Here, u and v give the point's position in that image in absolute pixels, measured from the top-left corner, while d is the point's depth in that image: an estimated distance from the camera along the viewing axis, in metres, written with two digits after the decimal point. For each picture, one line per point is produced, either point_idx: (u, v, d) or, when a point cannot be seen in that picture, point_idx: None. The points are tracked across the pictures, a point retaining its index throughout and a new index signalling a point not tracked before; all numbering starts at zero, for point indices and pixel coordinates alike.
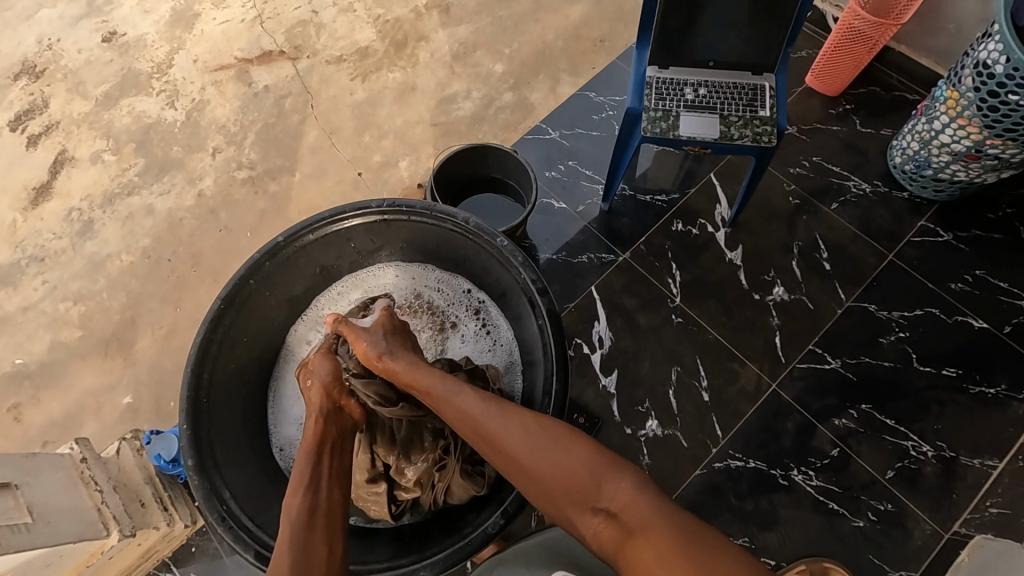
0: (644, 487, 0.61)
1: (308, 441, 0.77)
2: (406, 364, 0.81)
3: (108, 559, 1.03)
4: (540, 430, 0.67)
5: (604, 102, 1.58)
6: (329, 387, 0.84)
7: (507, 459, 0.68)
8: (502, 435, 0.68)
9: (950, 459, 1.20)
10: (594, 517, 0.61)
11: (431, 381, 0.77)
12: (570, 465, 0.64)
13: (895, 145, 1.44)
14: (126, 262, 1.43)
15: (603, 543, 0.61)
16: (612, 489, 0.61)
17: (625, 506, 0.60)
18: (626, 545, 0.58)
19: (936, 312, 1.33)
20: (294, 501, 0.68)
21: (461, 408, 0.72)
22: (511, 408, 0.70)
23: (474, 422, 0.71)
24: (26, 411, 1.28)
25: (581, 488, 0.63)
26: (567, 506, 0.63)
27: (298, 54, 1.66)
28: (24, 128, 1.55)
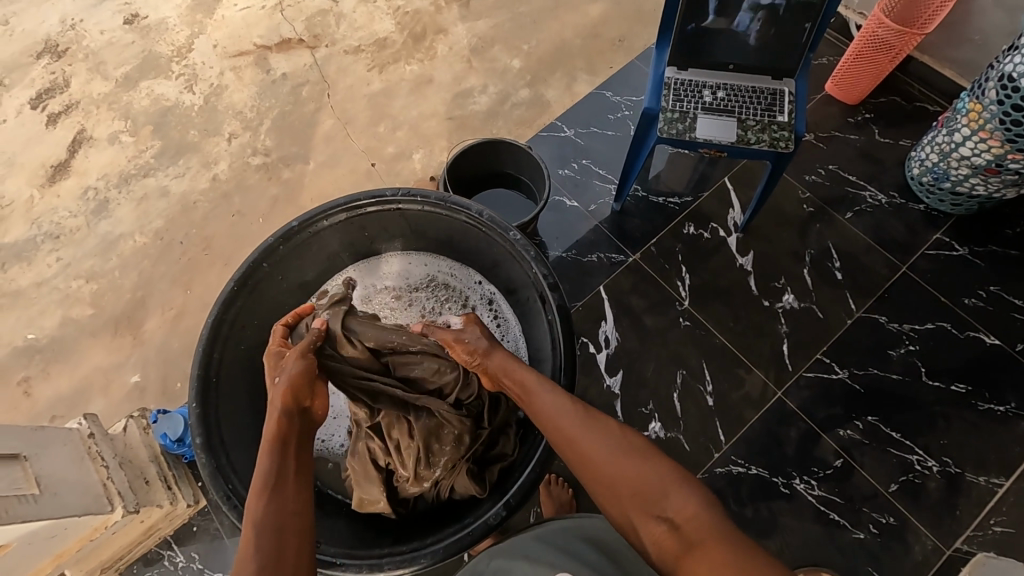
0: (711, 507, 0.59)
1: (270, 436, 0.68)
2: (501, 362, 0.80)
3: (111, 534, 1.04)
4: (612, 431, 0.67)
5: (620, 102, 1.58)
6: (298, 390, 0.74)
7: (580, 456, 0.67)
8: (577, 431, 0.68)
9: (955, 475, 1.19)
10: (657, 525, 0.60)
11: (524, 374, 0.77)
12: (639, 470, 0.63)
13: (913, 156, 1.42)
14: (139, 242, 1.44)
15: (661, 553, 0.59)
16: (677, 499, 0.60)
17: (690, 519, 0.58)
18: (685, 562, 0.56)
19: (947, 326, 1.31)
20: (257, 506, 0.60)
21: (542, 403, 0.73)
22: (589, 409, 0.70)
23: (552, 416, 0.71)
24: (36, 386, 1.29)
25: (644, 495, 0.61)
26: (629, 509, 0.62)
27: (317, 43, 1.67)
28: (45, 106, 1.57)
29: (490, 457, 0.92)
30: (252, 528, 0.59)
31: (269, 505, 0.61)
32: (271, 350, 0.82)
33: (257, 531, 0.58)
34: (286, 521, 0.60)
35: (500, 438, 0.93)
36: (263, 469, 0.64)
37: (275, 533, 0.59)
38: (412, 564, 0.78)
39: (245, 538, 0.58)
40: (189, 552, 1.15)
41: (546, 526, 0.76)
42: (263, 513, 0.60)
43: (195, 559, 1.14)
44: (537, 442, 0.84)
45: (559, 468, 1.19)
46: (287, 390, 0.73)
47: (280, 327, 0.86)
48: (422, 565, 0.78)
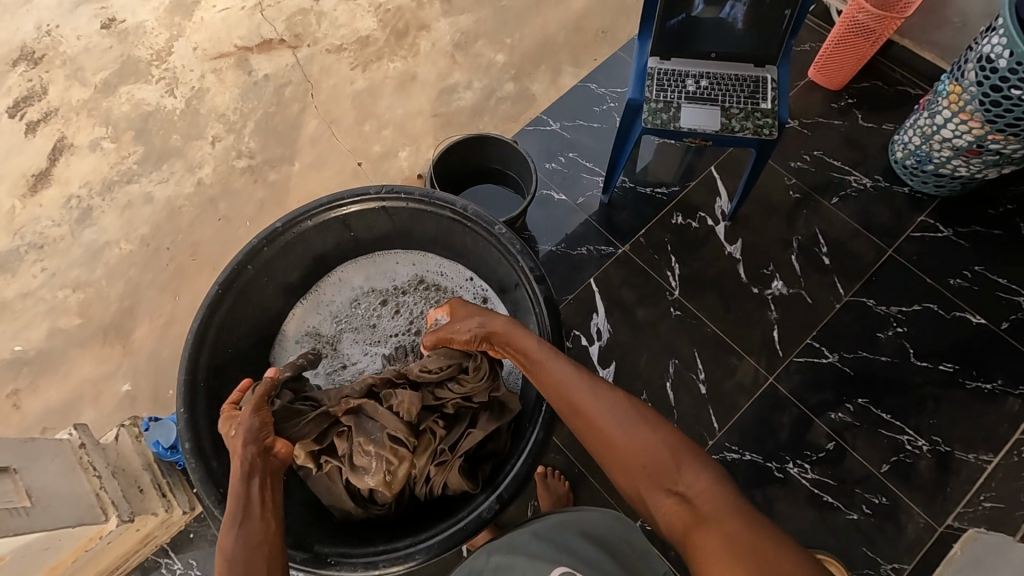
0: (723, 483, 0.59)
1: (245, 465, 0.71)
2: (504, 330, 0.82)
3: (107, 544, 1.04)
4: (627, 405, 0.68)
5: (605, 94, 1.58)
6: (257, 435, 0.75)
7: (591, 427, 0.68)
8: (593, 405, 0.69)
9: (944, 454, 1.21)
10: (666, 497, 0.60)
11: (531, 344, 0.78)
12: (652, 443, 0.63)
13: (896, 140, 1.43)
14: (125, 250, 1.43)
15: (669, 526, 0.59)
16: (686, 473, 0.60)
17: (700, 493, 0.58)
18: (692, 532, 0.56)
19: (934, 308, 1.33)
20: (231, 532, 0.63)
21: (555, 373, 0.74)
22: (605, 384, 0.71)
23: (564, 391, 0.72)
24: (25, 398, 1.28)
25: (654, 468, 0.62)
26: (639, 481, 0.63)
27: (299, 42, 1.65)
28: (23, 114, 1.55)
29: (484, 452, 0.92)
30: (226, 560, 0.61)
31: (239, 537, 0.63)
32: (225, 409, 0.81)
33: (230, 557, 0.61)
34: (255, 551, 0.62)
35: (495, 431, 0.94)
36: (237, 496, 0.68)
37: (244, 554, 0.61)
38: (408, 560, 0.78)
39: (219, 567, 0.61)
40: (186, 559, 1.14)
41: (545, 521, 0.75)
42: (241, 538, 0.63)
43: (193, 566, 1.14)
44: (530, 435, 0.85)
45: (554, 461, 1.19)
46: (258, 426, 0.76)
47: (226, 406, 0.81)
48: (418, 560, 0.78)
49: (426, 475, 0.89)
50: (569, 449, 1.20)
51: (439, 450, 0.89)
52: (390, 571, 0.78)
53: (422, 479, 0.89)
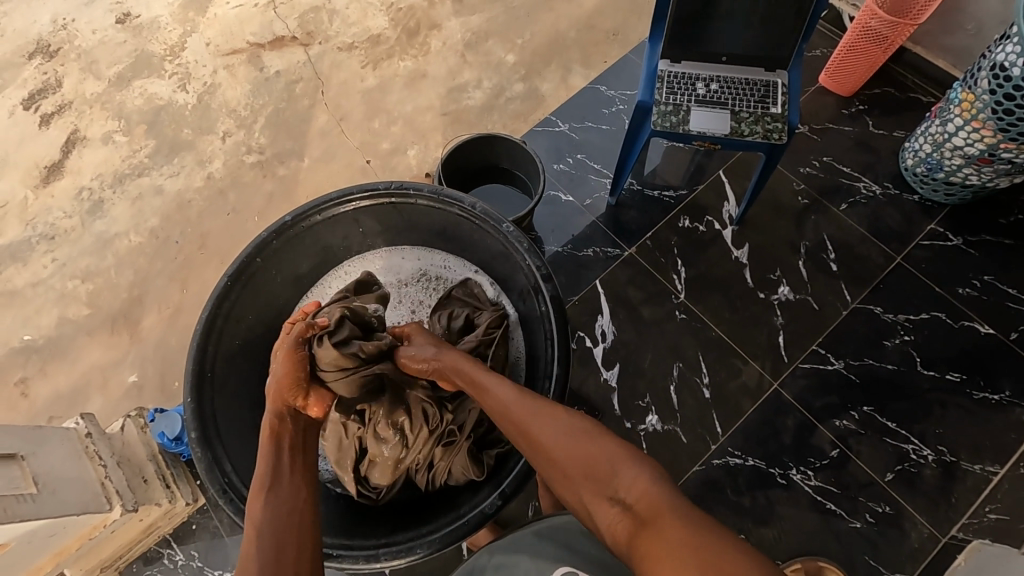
0: (665, 483, 0.57)
1: (269, 438, 0.73)
2: (453, 361, 0.82)
3: (110, 532, 1.04)
4: (572, 419, 0.67)
5: (615, 96, 1.58)
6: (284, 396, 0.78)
7: (535, 448, 0.67)
8: (537, 424, 0.68)
9: (950, 463, 1.20)
10: (610, 508, 0.58)
11: (476, 371, 0.78)
12: (598, 452, 0.62)
13: (907, 147, 1.43)
14: (134, 242, 1.44)
15: (617, 538, 0.56)
16: (627, 477, 0.58)
17: (641, 498, 0.56)
18: (634, 538, 0.53)
19: (942, 316, 1.32)
20: (258, 500, 0.64)
21: (501, 397, 0.73)
22: (551, 403, 0.70)
23: (510, 413, 0.71)
24: (33, 386, 1.29)
25: (598, 477, 0.60)
26: (585, 494, 0.60)
27: (310, 39, 1.66)
28: (37, 106, 1.56)
29: (488, 442, 0.93)
30: (256, 525, 0.61)
31: (268, 503, 0.63)
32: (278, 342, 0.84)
33: (261, 523, 0.61)
34: (287, 518, 0.61)
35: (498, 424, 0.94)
36: (264, 466, 0.68)
37: (275, 520, 0.61)
38: (409, 554, 0.79)
39: (249, 535, 0.60)
40: (188, 550, 1.15)
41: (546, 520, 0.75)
42: (272, 505, 0.63)
43: (195, 557, 1.15)
44: None
45: None
46: (288, 386, 0.79)
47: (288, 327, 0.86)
48: (419, 555, 0.79)
49: (430, 461, 0.90)
50: None
51: (448, 432, 0.90)
52: (391, 564, 0.79)
53: (425, 466, 0.90)
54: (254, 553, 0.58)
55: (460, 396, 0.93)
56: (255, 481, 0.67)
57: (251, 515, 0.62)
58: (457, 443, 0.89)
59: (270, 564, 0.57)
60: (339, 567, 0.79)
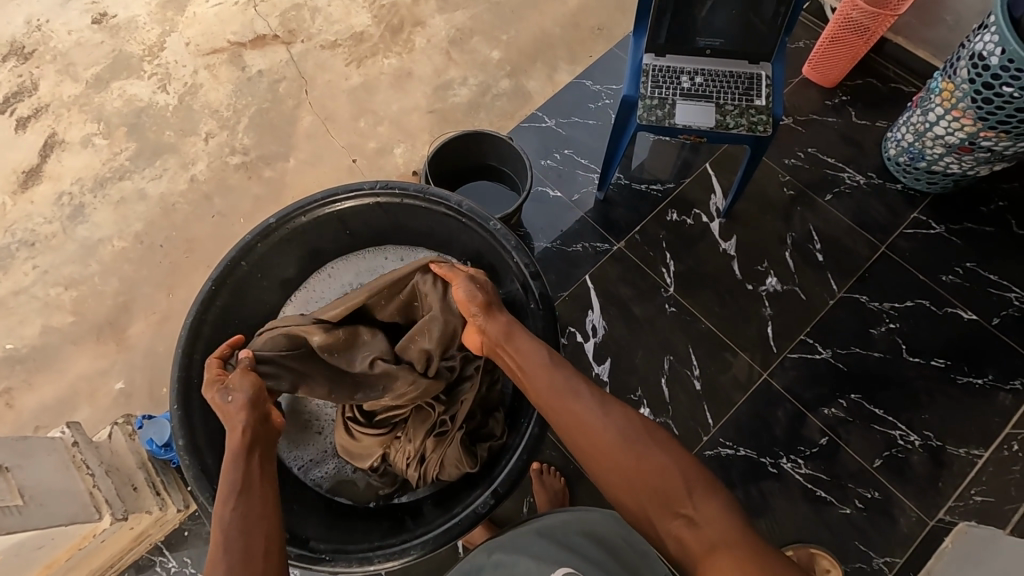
0: (732, 509, 0.59)
1: (240, 445, 0.70)
2: (502, 332, 0.80)
3: (101, 542, 1.03)
4: (631, 419, 0.67)
5: (600, 90, 1.58)
6: (257, 403, 0.76)
7: (594, 441, 0.67)
8: (599, 418, 0.68)
9: (936, 448, 1.22)
10: (673, 520, 0.60)
11: (531, 352, 0.77)
12: (662, 465, 0.63)
13: (889, 137, 1.44)
14: (118, 247, 1.42)
15: (678, 553, 0.59)
16: (697, 497, 0.60)
17: (711, 519, 0.58)
18: (703, 559, 0.56)
19: (927, 303, 1.34)
20: (227, 510, 0.62)
21: (558, 385, 0.73)
22: (611, 399, 0.70)
23: (569, 401, 0.71)
24: (18, 397, 1.27)
25: (666, 487, 0.61)
26: (648, 504, 0.62)
27: (293, 38, 1.64)
28: (13, 110, 1.53)
29: (479, 435, 0.91)
30: (224, 529, 0.60)
31: (237, 509, 0.62)
32: (208, 383, 0.80)
33: (229, 531, 0.60)
34: (253, 523, 0.61)
35: (488, 419, 0.93)
36: (235, 477, 0.66)
37: (240, 537, 0.59)
38: (404, 556, 0.78)
39: (217, 543, 0.59)
40: (181, 557, 1.14)
41: (544, 521, 0.75)
42: (232, 517, 0.61)
43: (188, 564, 1.14)
44: (524, 431, 0.85)
45: (551, 458, 1.20)
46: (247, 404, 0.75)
47: (213, 360, 0.84)
48: (413, 556, 0.79)
49: (422, 454, 0.89)
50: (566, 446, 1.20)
51: (439, 423, 0.90)
52: (385, 566, 0.78)
53: (417, 459, 0.89)
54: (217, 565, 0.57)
55: (454, 389, 0.93)
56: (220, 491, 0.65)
57: (214, 523, 0.61)
58: (450, 436, 0.88)
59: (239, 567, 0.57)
60: (331, 570, 0.78)
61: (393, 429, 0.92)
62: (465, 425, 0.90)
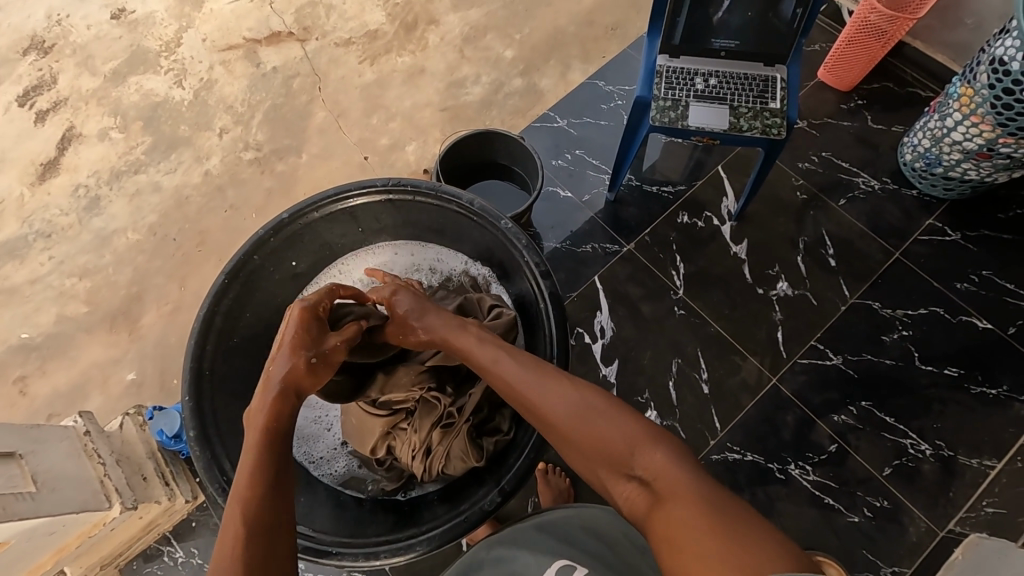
0: (682, 460, 0.57)
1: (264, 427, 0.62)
2: (439, 330, 0.81)
3: (110, 530, 1.04)
4: (572, 390, 0.66)
5: (613, 91, 1.57)
6: (299, 375, 0.69)
7: (543, 420, 0.66)
8: (541, 395, 0.67)
9: (948, 458, 1.20)
10: (626, 483, 0.59)
11: (471, 343, 0.77)
12: (607, 431, 0.61)
13: (905, 142, 1.42)
14: (132, 239, 1.43)
15: (634, 511, 0.58)
16: (645, 455, 0.59)
17: (659, 475, 0.57)
18: (655, 516, 0.54)
19: (941, 311, 1.32)
20: (254, 503, 0.55)
21: (501, 371, 0.71)
22: (549, 369, 0.70)
23: (512, 384, 0.70)
24: (31, 384, 1.29)
25: (614, 452, 0.60)
26: (601, 470, 0.61)
27: (307, 34, 1.65)
28: (33, 102, 1.55)
29: (485, 430, 0.91)
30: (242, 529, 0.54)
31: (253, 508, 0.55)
32: (314, 307, 0.77)
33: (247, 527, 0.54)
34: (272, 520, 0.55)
35: (495, 413, 0.92)
36: (254, 463, 0.58)
37: (266, 534, 0.54)
38: (409, 551, 0.79)
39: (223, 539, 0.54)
40: (188, 547, 1.15)
41: (546, 514, 0.74)
42: (255, 509, 0.55)
43: (195, 554, 1.15)
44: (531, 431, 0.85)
45: (556, 458, 1.20)
46: (303, 370, 0.70)
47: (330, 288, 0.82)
48: (419, 551, 0.79)
49: (428, 446, 0.89)
50: None
51: (447, 415, 0.90)
52: (391, 561, 0.79)
53: (422, 452, 0.89)
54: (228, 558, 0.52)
55: (463, 383, 0.94)
56: (240, 481, 0.57)
57: (229, 521, 0.55)
58: (457, 427, 0.88)
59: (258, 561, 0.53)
60: (337, 564, 0.79)
61: (400, 420, 0.92)
62: (471, 419, 0.89)
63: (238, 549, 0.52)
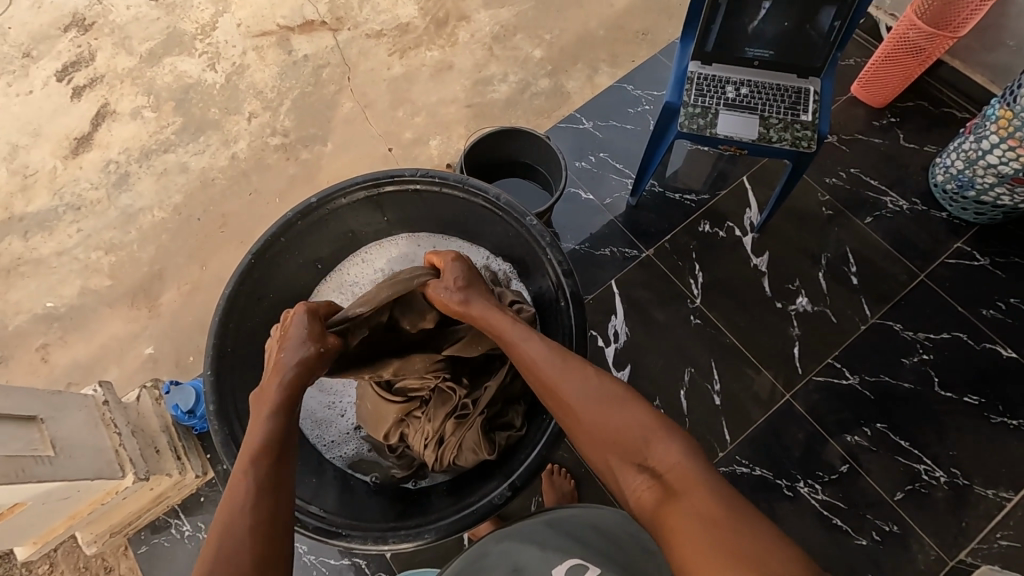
0: (696, 459, 0.57)
1: (276, 403, 0.67)
2: (481, 310, 0.81)
3: (122, 499, 1.07)
4: (594, 378, 0.67)
5: (641, 96, 1.57)
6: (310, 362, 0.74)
7: (562, 404, 0.67)
8: (562, 380, 0.68)
9: (963, 487, 1.18)
10: (637, 476, 0.58)
11: (502, 323, 0.78)
12: (623, 420, 0.62)
13: (937, 163, 1.40)
14: (158, 217, 1.46)
15: (640, 506, 0.57)
16: (659, 448, 0.59)
17: (671, 469, 0.56)
18: (662, 510, 0.54)
19: (964, 337, 1.30)
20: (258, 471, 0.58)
21: (526, 353, 0.73)
22: (572, 359, 0.71)
23: (535, 367, 0.72)
24: (53, 352, 1.32)
25: (629, 443, 0.60)
26: (613, 461, 0.61)
27: (340, 25, 1.67)
28: (70, 78, 1.59)
29: (497, 425, 0.91)
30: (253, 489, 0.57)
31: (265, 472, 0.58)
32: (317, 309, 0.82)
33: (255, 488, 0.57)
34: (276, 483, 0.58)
35: (508, 409, 0.92)
36: (265, 432, 0.63)
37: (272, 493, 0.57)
38: (417, 539, 0.79)
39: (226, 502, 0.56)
40: (195, 521, 1.18)
41: (554, 512, 0.74)
42: (264, 471, 0.58)
43: (202, 529, 1.17)
44: (545, 428, 0.85)
45: (562, 459, 1.19)
46: (313, 359, 0.74)
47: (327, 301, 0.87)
48: (427, 540, 0.79)
49: (440, 436, 0.89)
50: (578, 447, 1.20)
51: (461, 406, 0.90)
52: (398, 547, 0.79)
53: (435, 441, 0.89)
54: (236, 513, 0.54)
55: (479, 375, 0.94)
56: (249, 447, 0.61)
57: (236, 484, 0.57)
58: (470, 418, 0.88)
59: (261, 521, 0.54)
60: (345, 546, 0.79)
61: (414, 409, 0.93)
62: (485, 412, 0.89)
63: (252, 508, 0.55)
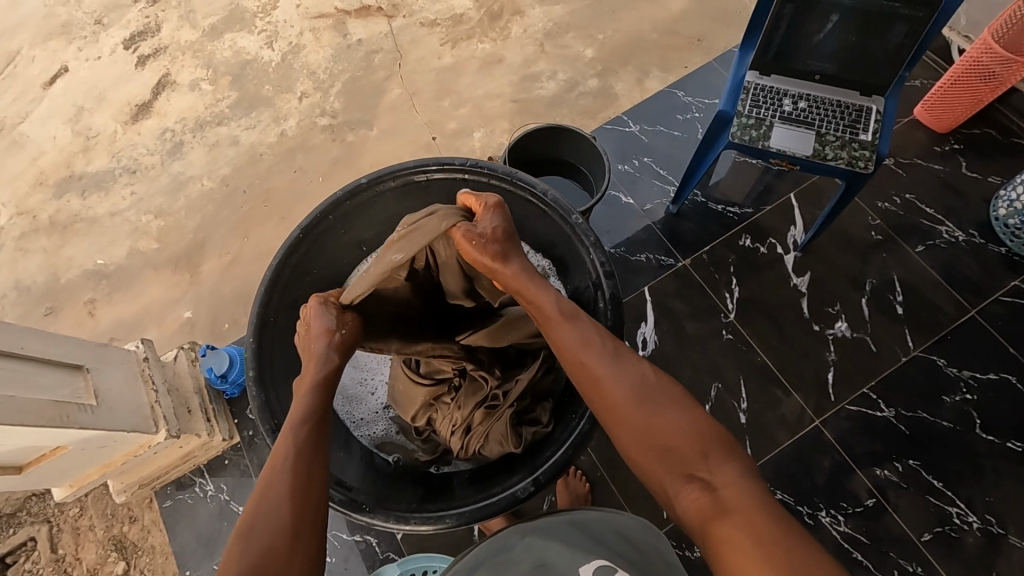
0: (751, 479, 0.57)
1: (315, 382, 0.72)
2: (518, 273, 0.78)
3: (153, 454, 1.11)
4: (646, 379, 0.67)
5: (691, 102, 1.54)
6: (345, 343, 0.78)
7: (608, 398, 0.67)
8: (610, 374, 0.68)
9: (996, 535, 1.13)
10: (686, 484, 0.58)
11: (545, 303, 0.76)
12: (675, 427, 0.62)
13: (1002, 195, 1.34)
14: (206, 187, 1.51)
15: (687, 514, 0.57)
16: (714, 461, 0.59)
17: (726, 485, 0.56)
18: (713, 521, 0.54)
19: (1012, 380, 1.24)
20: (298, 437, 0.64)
21: (572, 340, 0.72)
22: (625, 355, 0.70)
23: (580, 355, 0.71)
24: (99, 308, 1.39)
25: (681, 451, 0.60)
26: (660, 466, 0.61)
27: (395, 12, 1.69)
28: (136, 47, 1.66)
29: (524, 419, 0.91)
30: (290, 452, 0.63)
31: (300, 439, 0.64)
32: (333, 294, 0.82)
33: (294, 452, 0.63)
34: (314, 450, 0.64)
35: (536, 405, 0.92)
36: (305, 405, 0.69)
37: (306, 457, 0.63)
38: (438, 522, 0.80)
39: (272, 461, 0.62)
40: (218, 482, 1.22)
41: (577, 514, 0.73)
42: (303, 437, 0.65)
43: (223, 490, 1.21)
44: (572, 427, 0.84)
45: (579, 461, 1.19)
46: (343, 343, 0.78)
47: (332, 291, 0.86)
48: (448, 524, 0.80)
49: (468, 424, 0.91)
50: (597, 451, 1.19)
51: (491, 397, 0.92)
52: (419, 529, 0.80)
53: (462, 429, 0.91)
54: (277, 473, 0.60)
55: (510, 367, 0.95)
56: (292, 417, 0.67)
57: (281, 446, 0.64)
58: (499, 410, 0.89)
59: (296, 482, 0.60)
60: (369, 521, 0.81)
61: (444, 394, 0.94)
62: (514, 406, 0.90)
63: (290, 472, 0.60)
